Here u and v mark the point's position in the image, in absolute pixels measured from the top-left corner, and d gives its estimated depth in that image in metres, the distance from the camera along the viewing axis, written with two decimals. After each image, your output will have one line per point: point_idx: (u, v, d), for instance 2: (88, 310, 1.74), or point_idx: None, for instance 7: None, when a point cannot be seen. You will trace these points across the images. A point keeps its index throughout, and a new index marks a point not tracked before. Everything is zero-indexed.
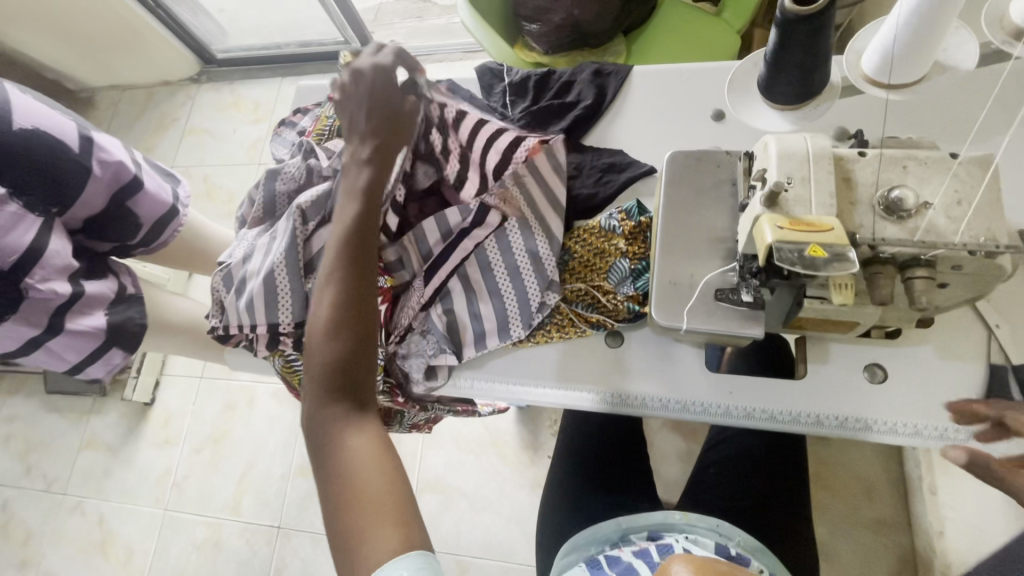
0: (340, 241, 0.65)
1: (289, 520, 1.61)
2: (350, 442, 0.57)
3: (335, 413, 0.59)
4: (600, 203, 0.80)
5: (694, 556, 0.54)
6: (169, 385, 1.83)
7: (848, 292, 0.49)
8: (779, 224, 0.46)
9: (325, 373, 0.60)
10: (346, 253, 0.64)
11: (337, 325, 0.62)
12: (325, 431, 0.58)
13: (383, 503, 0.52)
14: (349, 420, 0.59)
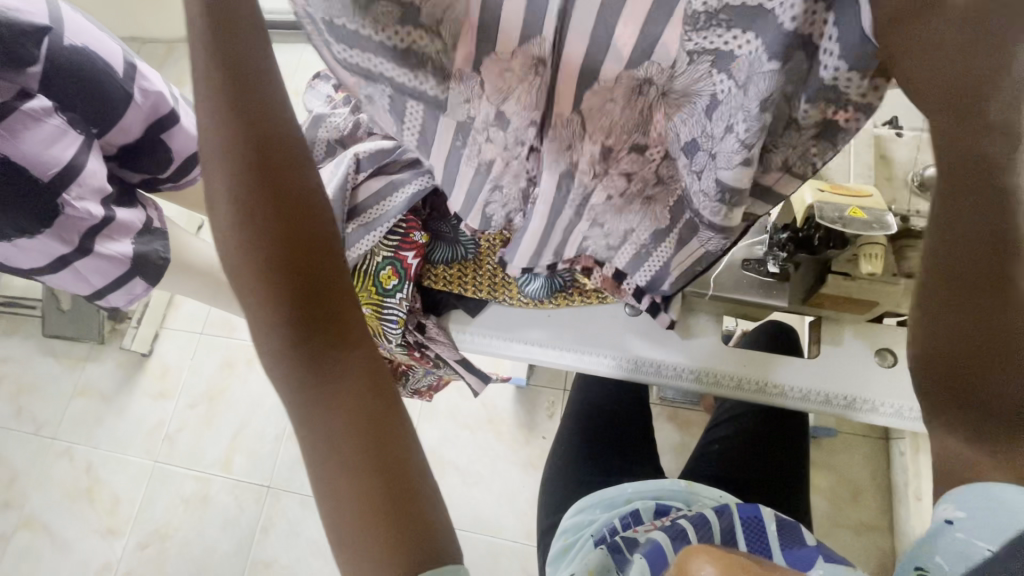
0: (217, 132, 0.36)
1: (279, 481, 1.61)
2: (329, 441, 0.38)
3: (297, 392, 0.39)
4: None
5: (715, 548, 0.40)
6: (169, 338, 1.83)
7: (877, 261, 0.53)
8: (820, 187, 0.49)
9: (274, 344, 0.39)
10: (232, 152, 0.37)
11: (260, 272, 0.38)
12: (296, 416, 0.39)
13: (391, 514, 0.37)
14: (323, 405, 0.39)
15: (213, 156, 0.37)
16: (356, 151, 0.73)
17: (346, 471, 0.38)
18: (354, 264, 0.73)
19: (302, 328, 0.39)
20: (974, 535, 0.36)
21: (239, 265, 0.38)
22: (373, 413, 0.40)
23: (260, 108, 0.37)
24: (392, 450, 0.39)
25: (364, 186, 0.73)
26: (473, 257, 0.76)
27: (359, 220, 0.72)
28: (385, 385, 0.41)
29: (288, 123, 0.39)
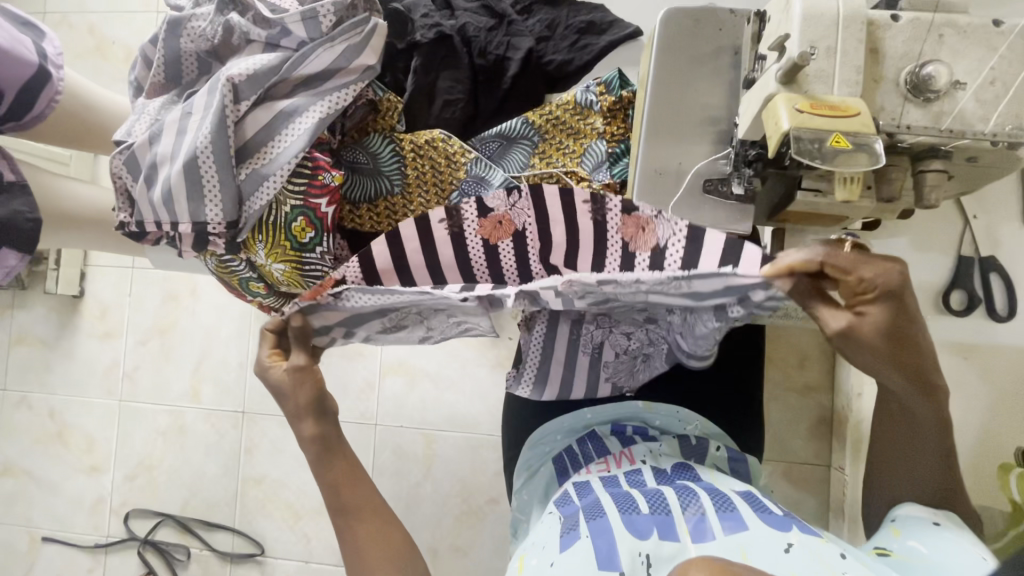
0: (307, 409, 0.64)
1: (253, 406, 1.58)
2: (350, 547, 0.62)
3: (354, 530, 0.63)
4: (575, 71, 0.70)
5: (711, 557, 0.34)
6: (99, 276, 1.68)
7: (854, 187, 0.44)
8: (797, 106, 0.39)
9: (338, 500, 0.64)
10: (341, 465, 0.65)
11: (342, 507, 0.64)
12: (350, 544, 0.63)
13: (376, 542, 0.62)
14: (351, 537, 0.63)
15: (314, 462, 0.65)
16: (230, 74, 0.59)
17: (360, 547, 0.62)
18: (258, 218, 0.61)
19: (345, 510, 0.63)
20: (921, 538, 0.51)
21: (333, 498, 0.64)
22: (380, 541, 0.62)
23: (346, 466, 0.65)
24: (380, 554, 0.62)
25: (251, 119, 0.61)
26: (402, 190, 0.67)
27: (253, 163, 0.61)
28: (390, 533, 0.63)
29: (328, 429, 0.65)
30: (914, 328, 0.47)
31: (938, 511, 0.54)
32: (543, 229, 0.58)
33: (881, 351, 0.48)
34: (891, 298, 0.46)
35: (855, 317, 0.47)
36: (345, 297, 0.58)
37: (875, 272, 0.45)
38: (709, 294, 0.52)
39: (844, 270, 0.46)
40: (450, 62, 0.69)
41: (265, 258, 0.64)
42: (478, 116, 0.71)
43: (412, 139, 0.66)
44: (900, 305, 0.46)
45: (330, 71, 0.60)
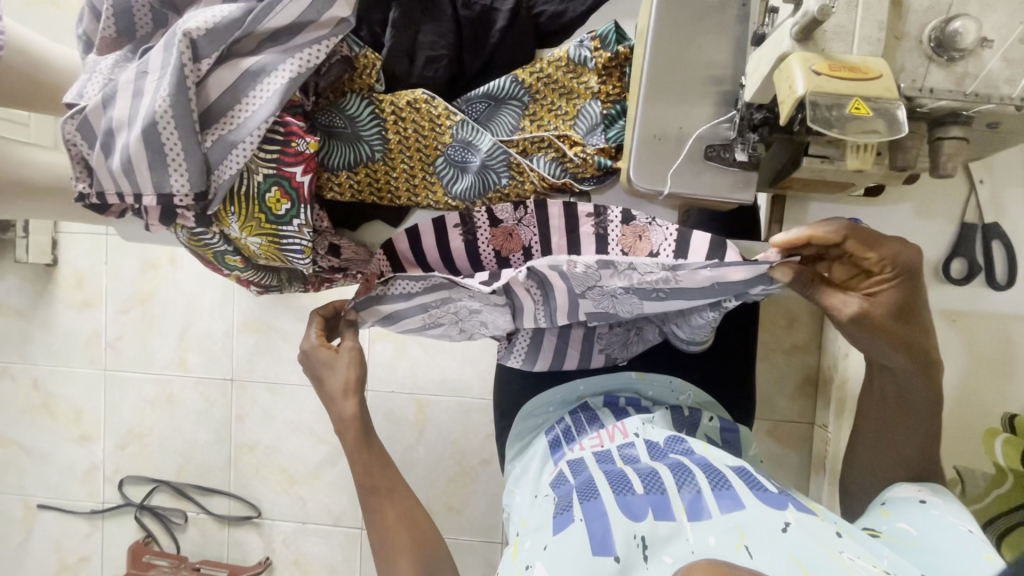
0: (348, 395, 0.71)
1: (241, 373, 1.56)
2: (376, 526, 0.69)
3: (382, 511, 0.70)
4: (569, 24, 0.64)
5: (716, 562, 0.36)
6: (71, 243, 1.61)
7: (868, 155, 0.41)
8: (814, 67, 0.36)
9: (363, 482, 0.71)
10: (366, 453, 0.71)
11: (368, 489, 0.70)
12: (374, 524, 0.69)
13: (398, 524, 0.69)
14: (375, 516, 0.70)
15: (350, 445, 0.71)
16: (187, 28, 0.53)
17: (385, 526, 0.69)
18: (228, 188, 0.57)
19: (371, 493, 0.70)
20: (908, 518, 0.52)
21: (362, 479, 0.71)
22: (404, 521, 0.69)
23: (376, 454, 0.71)
24: (403, 534, 0.68)
25: (213, 79, 0.55)
26: (383, 157, 0.63)
27: (218, 129, 0.56)
28: (415, 517, 0.70)
29: (363, 421, 0.71)
30: (914, 305, 0.55)
31: (923, 488, 0.55)
32: (547, 240, 0.63)
33: (889, 329, 0.55)
34: (902, 276, 0.54)
35: (865, 298, 0.54)
36: (392, 284, 0.67)
37: (894, 254, 0.53)
38: (701, 291, 0.57)
39: (868, 245, 0.52)
40: (432, 13, 0.63)
41: (239, 231, 0.61)
42: (463, 75, 0.66)
43: (393, 101, 0.62)
44: (908, 285, 0.54)
45: (299, 25, 0.55)
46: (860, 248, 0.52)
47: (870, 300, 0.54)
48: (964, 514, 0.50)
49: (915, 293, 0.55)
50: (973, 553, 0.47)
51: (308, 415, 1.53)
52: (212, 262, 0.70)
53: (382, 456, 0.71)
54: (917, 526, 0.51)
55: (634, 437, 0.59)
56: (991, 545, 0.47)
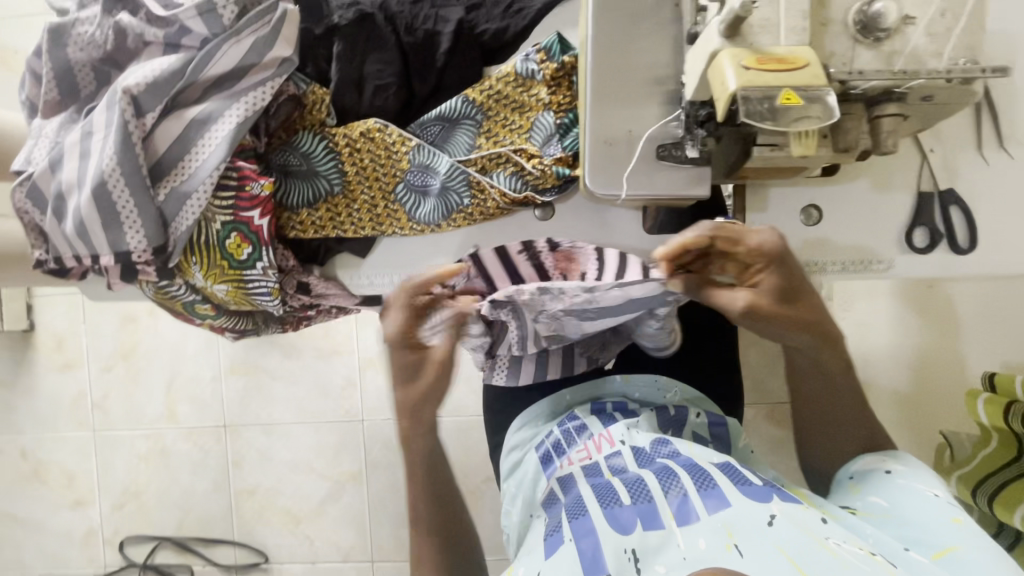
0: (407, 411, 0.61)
1: (234, 418, 1.54)
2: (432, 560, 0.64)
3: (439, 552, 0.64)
4: (513, 40, 0.64)
5: None
6: (48, 305, 1.59)
7: (811, 141, 0.42)
8: (743, 63, 0.36)
9: (426, 518, 0.64)
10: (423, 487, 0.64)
11: (425, 530, 0.64)
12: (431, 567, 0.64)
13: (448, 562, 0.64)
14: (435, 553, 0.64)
15: (418, 473, 0.64)
16: (126, 84, 0.53)
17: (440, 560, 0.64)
18: (187, 239, 0.57)
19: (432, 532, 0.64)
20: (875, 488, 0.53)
21: (421, 516, 0.65)
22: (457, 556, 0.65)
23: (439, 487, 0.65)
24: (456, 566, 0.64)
25: (160, 132, 0.55)
26: (342, 190, 0.63)
27: (169, 182, 0.55)
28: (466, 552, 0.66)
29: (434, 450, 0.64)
30: (799, 287, 0.54)
31: (877, 455, 0.56)
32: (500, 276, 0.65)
33: (785, 315, 0.54)
34: (774, 263, 0.53)
35: (751, 291, 0.54)
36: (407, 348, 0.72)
37: (760, 244, 0.52)
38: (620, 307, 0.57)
39: (735, 240, 0.52)
40: (375, 42, 0.63)
41: (204, 280, 0.60)
42: (414, 100, 0.66)
43: (346, 134, 0.62)
44: (788, 270, 0.53)
45: (240, 69, 0.55)
46: (728, 245, 0.52)
47: (754, 291, 0.53)
48: (925, 478, 0.51)
49: (796, 278, 0.54)
50: (943, 516, 0.48)
51: (305, 453, 1.51)
52: (182, 312, 0.69)
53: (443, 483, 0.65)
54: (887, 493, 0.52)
55: (620, 445, 0.59)
56: (958, 507, 0.49)
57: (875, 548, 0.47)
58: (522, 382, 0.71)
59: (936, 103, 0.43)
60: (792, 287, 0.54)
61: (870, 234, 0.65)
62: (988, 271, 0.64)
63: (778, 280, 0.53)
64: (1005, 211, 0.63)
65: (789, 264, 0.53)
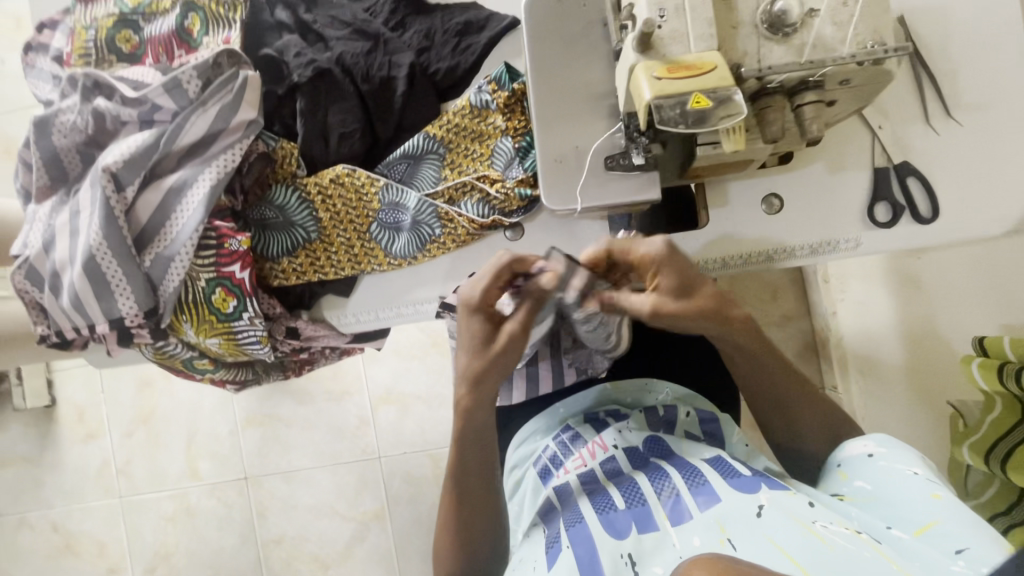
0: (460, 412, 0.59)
1: (254, 469, 1.55)
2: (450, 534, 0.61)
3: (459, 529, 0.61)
4: (464, 75, 0.68)
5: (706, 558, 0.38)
6: (67, 380, 1.63)
7: (739, 135, 0.44)
8: (655, 73, 0.38)
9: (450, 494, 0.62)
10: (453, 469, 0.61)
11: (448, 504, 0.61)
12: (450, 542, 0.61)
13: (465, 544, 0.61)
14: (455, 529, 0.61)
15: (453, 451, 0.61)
16: (105, 163, 0.57)
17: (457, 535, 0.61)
18: (176, 299, 0.60)
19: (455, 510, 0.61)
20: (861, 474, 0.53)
21: (446, 490, 0.62)
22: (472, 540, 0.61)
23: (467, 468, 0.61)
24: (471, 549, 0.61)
25: (141, 203, 0.59)
26: (319, 235, 0.67)
27: (153, 248, 0.59)
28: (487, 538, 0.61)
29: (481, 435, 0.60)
30: (697, 286, 0.55)
31: (867, 440, 0.55)
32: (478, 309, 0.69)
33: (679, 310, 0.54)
34: (675, 265, 0.54)
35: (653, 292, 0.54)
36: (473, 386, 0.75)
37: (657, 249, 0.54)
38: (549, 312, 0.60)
39: (638, 246, 0.54)
40: (335, 95, 0.67)
41: (196, 336, 0.63)
42: (379, 143, 0.69)
43: (317, 182, 0.66)
44: (686, 272, 0.54)
45: (210, 136, 0.59)
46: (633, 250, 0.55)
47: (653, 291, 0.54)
48: (904, 456, 0.51)
49: (695, 279, 0.55)
50: (921, 494, 0.47)
51: (327, 497, 1.52)
52: (181, 369, 0.72)
53: (488, 453, 0.61)
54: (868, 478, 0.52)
55: (613, 450, 0.61)
56: (936, 484, 0.48)
57: (859, 528, 0.47)
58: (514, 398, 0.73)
59: (855, 86, 0.45)
60: (691, 285, 0.54)
61: (834, 215, 0.66)
62: (957, 237, 0.64)
63: (672, 278, 0.54)
64: (963, 177, 0.63)
65: (687, 267, 0.54)
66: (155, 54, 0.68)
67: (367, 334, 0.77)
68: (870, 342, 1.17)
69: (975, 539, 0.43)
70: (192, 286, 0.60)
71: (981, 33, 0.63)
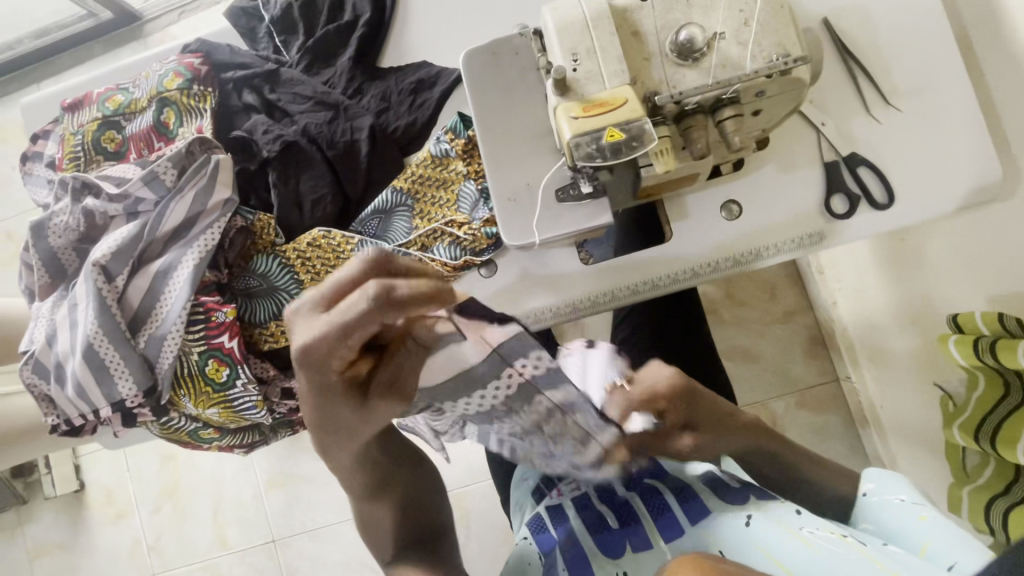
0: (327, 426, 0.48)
1: (281, 531, 1.56)
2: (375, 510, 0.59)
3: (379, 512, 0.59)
4: (423, 129, 0.72)
5: (692, 556, 0.40)
6: (93, 463, 1.67)
7: (668, 155, 0.47)
8: (573, 113, 0.43)
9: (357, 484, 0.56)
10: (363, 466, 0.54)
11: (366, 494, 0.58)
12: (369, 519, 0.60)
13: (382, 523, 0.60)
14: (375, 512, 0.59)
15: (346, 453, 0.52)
16: (95, 258, 0.61)
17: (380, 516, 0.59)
18: (172, 375, 0.63)
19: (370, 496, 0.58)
20: (864, 518, 0.51)
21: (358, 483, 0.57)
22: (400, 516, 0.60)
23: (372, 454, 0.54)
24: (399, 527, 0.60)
25: (131, 289, 0.63)
26: (302, 296, 0.70)
27: (146, 329, 0.63)
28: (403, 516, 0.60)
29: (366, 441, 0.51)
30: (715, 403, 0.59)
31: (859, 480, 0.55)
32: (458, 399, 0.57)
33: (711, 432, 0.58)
34: (684, 395, 0.57)
35: (682, 426, 0.57)
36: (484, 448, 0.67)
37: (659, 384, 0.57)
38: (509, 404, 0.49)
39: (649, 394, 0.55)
40: (305, 164, 0.71)
41: (195, 408, 0.65)
42: (351, 202, 0.73)
43: (295, 247, 0.69)
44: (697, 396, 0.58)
45: (190, 219, 0.63)
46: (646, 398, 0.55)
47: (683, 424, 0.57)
48: (892, 485, 0.51)
49: (705, 396, 0.59)
50: (910, 516, 0.47)
51: (355, 551, 1.51)
52: (189, 441, 0.74)
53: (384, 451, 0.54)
54: (873, 521, 0.50)
55: None
56: (923, 503, 0.48)
57: (848, 532, 0.48)
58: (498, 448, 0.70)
59: (772, 96, 0.47)
60: (711, 402, 0.59)
61: (794, 212, 0.67)
62: (915, 218, 0.66)
63: (700, 404, 0.58)
64: (911, 161, 0.65)
65: (698, 394, 0.58)
66: (137, 148, 0.74)
67: None
68: (871, 328, 1.16)
69: (963, 555, 0.42)
70: (186, 360, 0.63)
71: (906, 23, 0.65)
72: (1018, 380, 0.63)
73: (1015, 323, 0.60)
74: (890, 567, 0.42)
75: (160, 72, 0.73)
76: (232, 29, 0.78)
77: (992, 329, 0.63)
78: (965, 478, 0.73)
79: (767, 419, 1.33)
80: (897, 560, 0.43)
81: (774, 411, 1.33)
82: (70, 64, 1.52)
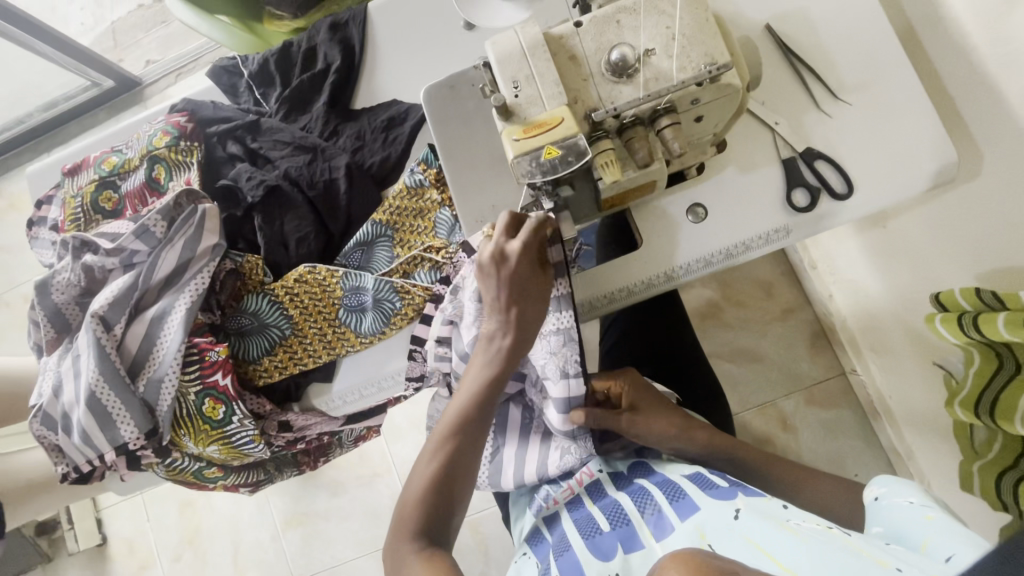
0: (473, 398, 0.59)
1: (301, 571, 1.55)
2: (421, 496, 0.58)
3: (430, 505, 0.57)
4: (397, 163, 0.76)
5: (686, 553, 0.39)
6: (115, 516, 1.69)
7: (614, 167, 0.49)
8: (515, 136, 0.47)
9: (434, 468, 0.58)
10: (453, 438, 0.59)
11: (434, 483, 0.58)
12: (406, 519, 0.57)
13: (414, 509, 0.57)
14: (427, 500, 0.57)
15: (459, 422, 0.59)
16: (93, 310, 0.65)
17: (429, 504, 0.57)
18: (172, 416, 0.66)
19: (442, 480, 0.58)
20: (877, 519, 0.51)
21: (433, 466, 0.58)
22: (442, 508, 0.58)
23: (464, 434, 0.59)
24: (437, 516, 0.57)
25: (129, 336, 0.66)
26: (292, 330, 0.73)
27: (146, 373, 0.66)
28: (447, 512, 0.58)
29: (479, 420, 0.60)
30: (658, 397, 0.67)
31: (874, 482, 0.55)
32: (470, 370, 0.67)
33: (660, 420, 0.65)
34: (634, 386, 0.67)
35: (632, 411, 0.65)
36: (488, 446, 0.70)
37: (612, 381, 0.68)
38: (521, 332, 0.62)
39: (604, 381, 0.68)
40: (288, 206, 0.75)
41: (196, 446, 0.68)
42: (334, 237, 0.76)
43: (283, 285, 0.72)
44: (645, 388, 0.68)
45: (181, 266, 0.67)
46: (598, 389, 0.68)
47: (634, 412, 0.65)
48: (902, 488, 0.51)
49: (649, 391, 0.67)
50: (916, 518, 0.48)
51: None
52: (194, 481, 0.76)
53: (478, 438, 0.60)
54: (884, 524, 0.50)
55: (599, 475, 0.65)
56: (932, 506, 0.48)
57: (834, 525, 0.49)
58: (505, 486, 0.69)
59: (709, 104, 0.50)
60: (657, 398, 0.67)
61: (759, 209, 0.69)
62: (878, 205, 0.67)
63: (649, 401, 0.66)
64: (867, 151, 0.67)
65: (643, 390, 0.68)
66: (133, 205, 0.78)
67: (359, 415, 0.80)
68: (868, 318, 1.16)
69: (960, 546, 0.43)
70: (184, 399, 0.66)
71: (846, 22, 0.68)
72: (1009, 349, 0.62)
73: (991, 295, 0.62)
74: (875, 555, 0.43)
75: (150, 132, 0.78)
76: (216, 86, 0.84)
77: (972, 303, 0.64)
78: (975, 455, 0.72)
79: (776, 419, 1.32)
80: (888, 551, 0.44)
81: (783, 411, 1.32)
82: (78, 132, 1.60)
